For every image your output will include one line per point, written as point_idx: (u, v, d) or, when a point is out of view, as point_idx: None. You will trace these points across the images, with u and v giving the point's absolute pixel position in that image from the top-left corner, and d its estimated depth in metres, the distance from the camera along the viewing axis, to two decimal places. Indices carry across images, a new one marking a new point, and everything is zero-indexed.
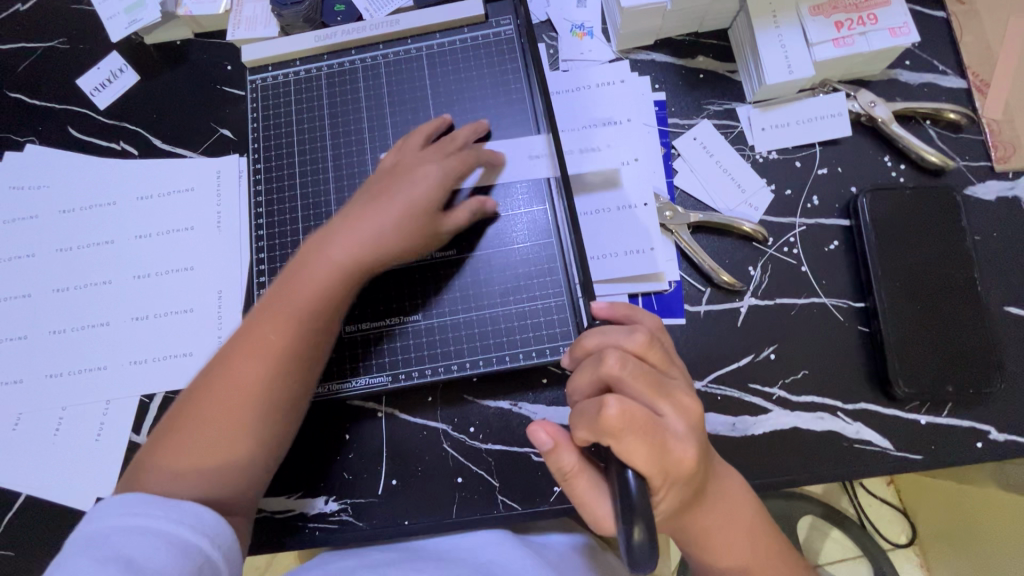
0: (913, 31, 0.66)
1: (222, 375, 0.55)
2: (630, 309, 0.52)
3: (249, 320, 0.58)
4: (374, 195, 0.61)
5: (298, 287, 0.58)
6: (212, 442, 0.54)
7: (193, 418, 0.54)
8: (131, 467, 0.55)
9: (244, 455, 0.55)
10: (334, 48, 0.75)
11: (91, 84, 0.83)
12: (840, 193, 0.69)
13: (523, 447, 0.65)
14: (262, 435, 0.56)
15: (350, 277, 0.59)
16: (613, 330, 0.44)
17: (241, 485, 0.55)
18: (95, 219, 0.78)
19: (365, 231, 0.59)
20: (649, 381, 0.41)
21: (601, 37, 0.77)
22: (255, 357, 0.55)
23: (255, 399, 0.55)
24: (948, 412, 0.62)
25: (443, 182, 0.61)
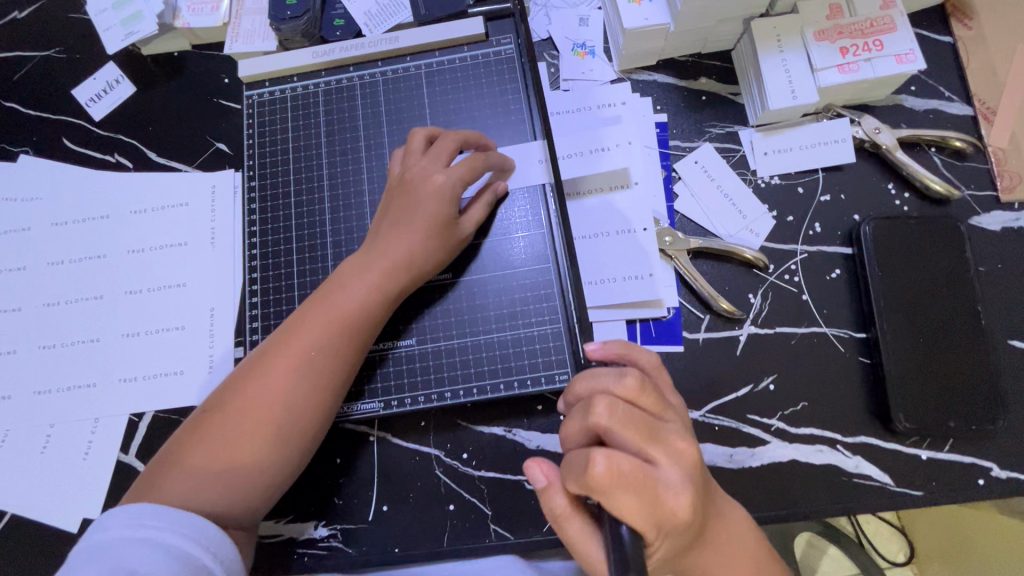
0: (920, 58, 0.65)
1: (250, 395, 0.57)
2: (625, 345, 0.50)
3: (277, 340, 0.60)
4: (392, 216, 0.62)
5: (326, 314, 0.59)
6: (232, 453, 0.56)
7: (216, 428, 0.56)
8: (148, 475, 0.56)
9: (261, 475, 0.57)
10: (333, 64, 0.74)
11: (86, 95, 0.82)
12: (842, 220, 0.68)
13: (517, 474, 0.64)
14: (280, 457, 0.57)
15: (376, 306, 0.61)
16: (603, 373, 0.42)
17: (253, 503, 0.57)
18: (88, 233, 0.77)
19: (388, 254, 0.61)
20: (641, 431, 0.39)
21: (603, 57, 0.76)
22: (284, 380, 0.58)
23: (278, 422, 0.57)
24: (949, 448, 0.61)
25: (453, 195, 0.61)
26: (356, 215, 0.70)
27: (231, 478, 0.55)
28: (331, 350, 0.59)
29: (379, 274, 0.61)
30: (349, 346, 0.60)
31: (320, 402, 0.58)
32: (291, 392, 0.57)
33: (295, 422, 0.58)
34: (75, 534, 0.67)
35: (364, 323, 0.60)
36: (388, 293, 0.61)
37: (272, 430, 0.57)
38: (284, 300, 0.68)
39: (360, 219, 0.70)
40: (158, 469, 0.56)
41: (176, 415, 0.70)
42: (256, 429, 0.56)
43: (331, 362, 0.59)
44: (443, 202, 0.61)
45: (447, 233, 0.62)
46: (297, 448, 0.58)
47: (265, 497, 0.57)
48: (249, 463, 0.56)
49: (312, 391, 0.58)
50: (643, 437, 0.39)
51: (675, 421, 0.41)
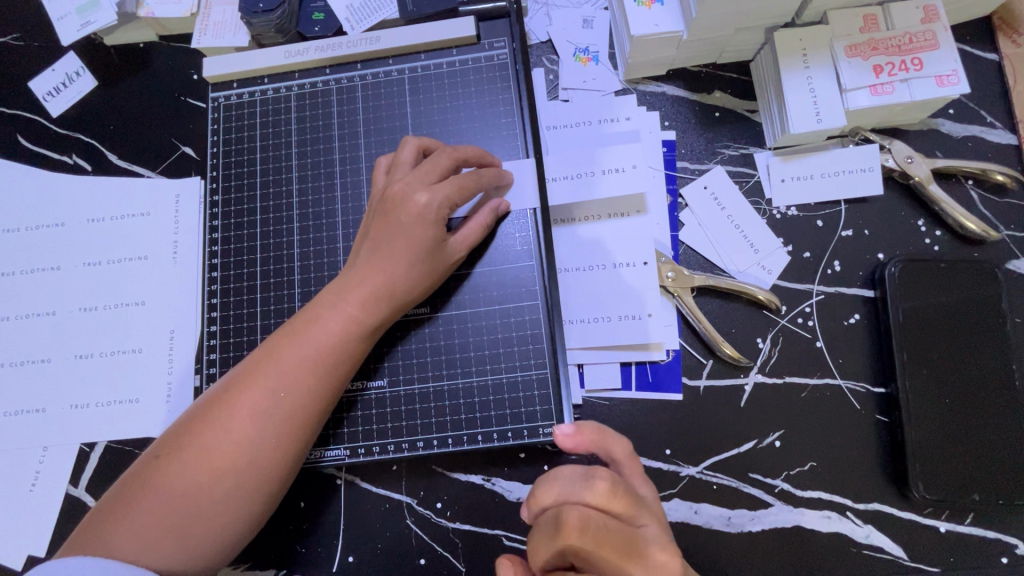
0: (963, 81, 0.58)
1: (207, 439, 0.50)
2: (599, 432, 0.46)
3: (241, 376, 0.53)
4: (372, 239, 0.56)
5: (297, 348, 0.53)
6: (184, 505, 0.49)
7: (170, 472, 0.50)
8: (92, 522, 0.50)
9: (218, 530, 0.50)
10: (308, 66, 0.67)
11: (42, 88, 0.75)
12: (864, 259, 0.62)
13: (494, 528, 0.59)
14: (240, 510, 0.51)
15: (353, 340, 0.54)
16: (569, 476, 0.40)
17: (210, 560, 0.50)
18: (41, 241, 0.71)
19: (368, 282, 0.54)
20: (615, 544, 0.37)
21: (607, 64, 0.68)
22: (247, 423, 0.51)
23: (239, 469, 0.50)
24: (971, 520, 0.56)
25: (438, 219, 0.54)
26: (328, 236, 0.63)
27: (186, 533, 0.49)
28: (304, 389, 0.52)
29: (360, 305, 0.54)
30: (325, 385, 0.53)
31: (287, 450, 0.52)
32: (258, 436, 0.51)
33: (261, 470, 0.51)
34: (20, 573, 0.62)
35: (341, 360, 0.54)
36: (367, 326, 0.54)
37: (233, 478, 0.50)
38: (246, 329, 0.62)
39: (332, 242, 0.63)
40: (102, 518, 0.49)
41: (129, 446, 0.65)
42: (216, 478, 0.50)
43: (304, 402, 0.53)
44: (427, 227, 0.54)
45: (432, 259, 0.55)
46: (262, 498, 0.52)
47: (225, 550, 0.52)
48: (208, 514, 0.50)
49: (282, 435, 0.52)
50: (619, 553, 0.37)
51: (649, 525, 0.39)
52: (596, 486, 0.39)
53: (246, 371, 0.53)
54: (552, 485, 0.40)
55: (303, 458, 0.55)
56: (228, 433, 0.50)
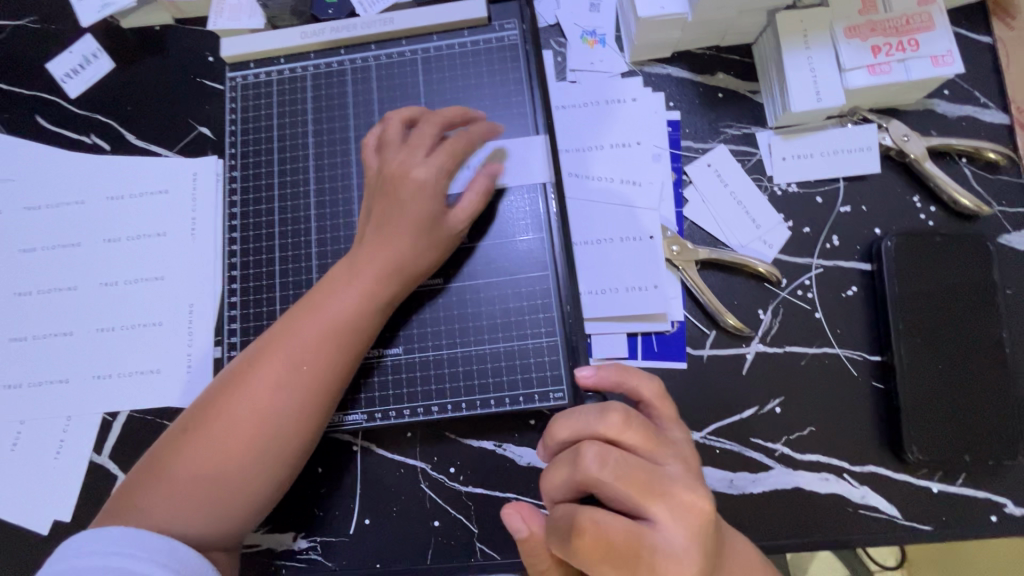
0: (958, 61, 0.60)
1: (230, 411, 0.53)
2: (622, 370, 0.49)
3: (260, 352, 0.55)
4: (376, 215, 0.58)
5: (313, 322, 0.55)
6: (210, 474, 0.51)
7: (197, 444, 0.52)
8: (123, 494, 0.52)
9: (244, 497, 0.52)
10: (324, 46, 0.69)
11: (60, 69, 0.77)
12: (862, 234, 0.64)
13: (506, 491, 0.61)
14: (264, 477, 0.53)
15: (366, 313, 0.56)
16: (586, 412, 0.44)
17: (238, 526, 0.53)
18: (62, 219, 0.73)
19: (377, 257, 0.56)
20: (631, 477, 0.40)
21: (614, 46, 0.70)
22: (267, 395, 0.53)
23: (262, 439, 0.52)
24: (962, 481, 0.58)
25: (435, 190, 0.57)
26: (344, 211, 0.65)
27: (214, 499, 0.51)
28: (324, 363, 0.54)
29: (372, 280, 0.56)
30: (342, 358, 0.55)
31: (307, 420, 0.54)
32: (281, 407, 0.53)
33: (283, 440, 0.53)
34: (46, 538, 0.64)
35: (357, 333, 0.56)
36: (380, 300, 0.56)
37: (257, 447, 0.52)
38: (265, 301, 0.65)
39: (347, 217, 0.65)
40: (133, 489, 0.52)
41: (151, 416, 0.67)
42: (240, 448, 0.52)
43: (322, 375, 0.54)
44: (425, 200, 0.57)
45: (434, 229, 0.57)
46: (286, 466, 0.54)
47: (252, 516, 0.54)
48: (236, 482, 0.52)
49: (304, 406, 0.54)
50: (637, 483, 0.40)
51: (671, 464, 0.42)
52: (610, 419, 0.43)
53: (266, 346, 0.55)
54: (569, 420, 0.44)
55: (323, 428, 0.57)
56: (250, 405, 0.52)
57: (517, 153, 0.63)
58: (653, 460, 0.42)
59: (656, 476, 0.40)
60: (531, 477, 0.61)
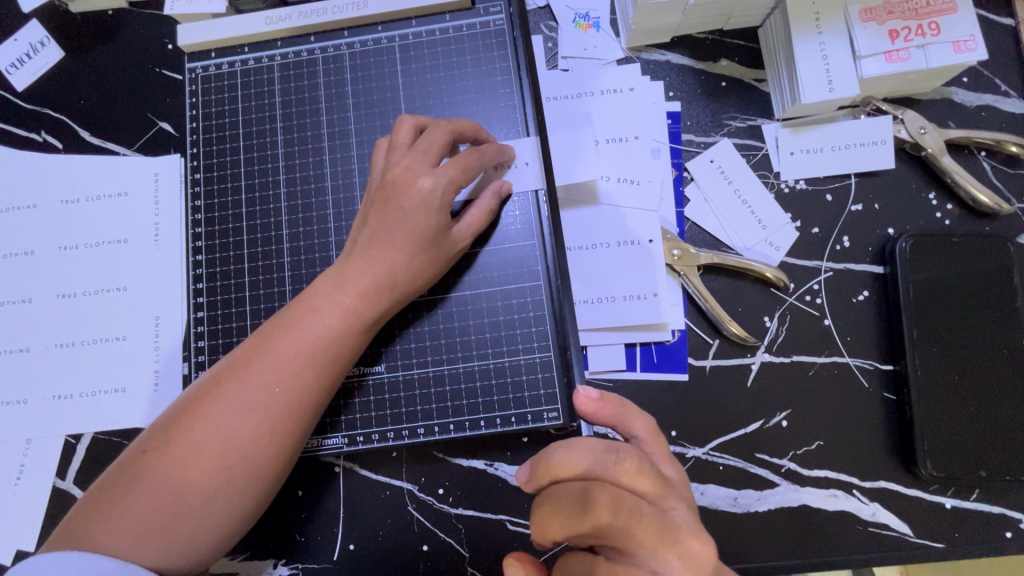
0: (981, 47, 0.55)
1: (200, 434, 0.49)
2: (621, 406, 0.44)
3: (235, 369, 0.51)
4: (372, 226, 0.53)
5: (293, 342, 0.50)
6: (177, 500, 0.47)
7: (163, 467, 0.48)
8: (80, 514, 0.48)
9: (211, 527, 0.49)
10: (291, 33, 0.63)
11: (5, 59, 0.70)
12: (874, 234, 0.60)
13: (498, 513, 0.58)
14: (235, 506, 0.49)
15: (351, 333, 0.52)
16: (592, 450, 0.38)
17: (204, 555, 0.49)
18: (12, 225, 0.67)
19: (365, 272, 0.51)
20: (637, 521, 0.36)
21: (608, 31, 0.65)
22: (242, 418, 0.49)
23: (233, 466, 0.49)
24: (976, 496, 0.55)
25: (442, 204, 0.52)
26: (318, 216, 0.60)
27: (179, 529, 0.47)
28: (301, 385, 0.50)
29: (357, 298, 0.51)
30: (321, 381, 0.51)
31: (283, 446, 0.50)
32: (251, 434, 0.49)
33: (256, 468, 0.49)
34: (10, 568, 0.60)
35: (339, 355, 0.52)
36: (366, 317, 0.52)
37: (227, 475, 0.48)
38: (235, 315, 0.60)
39: (322, 222, 0.60)
40: (91, 512, 0.47)
41: (117, 438, 0.62)
42: (209, 474, 0.48)
43: (300, 397, 0.50)
44: (429, 214, 0.51)
45: (435, 248, 0.53)
46: (258, 493, 0.50)
47: (219, 545, 0.50)
48: (202, 512, 0.48)
49: (275, 433, 0.50)
50: (653, 535, 0.36)
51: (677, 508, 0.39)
52: (621, 462, 0.38)
53: (237, 366, 0.51)
54: (574, 453, 0.38)
55: (298, 453, 0.53)
56: (222, 429, 0.48)
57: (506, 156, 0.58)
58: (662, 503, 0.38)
59: (666, 526, 0.37)
60: (524, 498, 0.58)
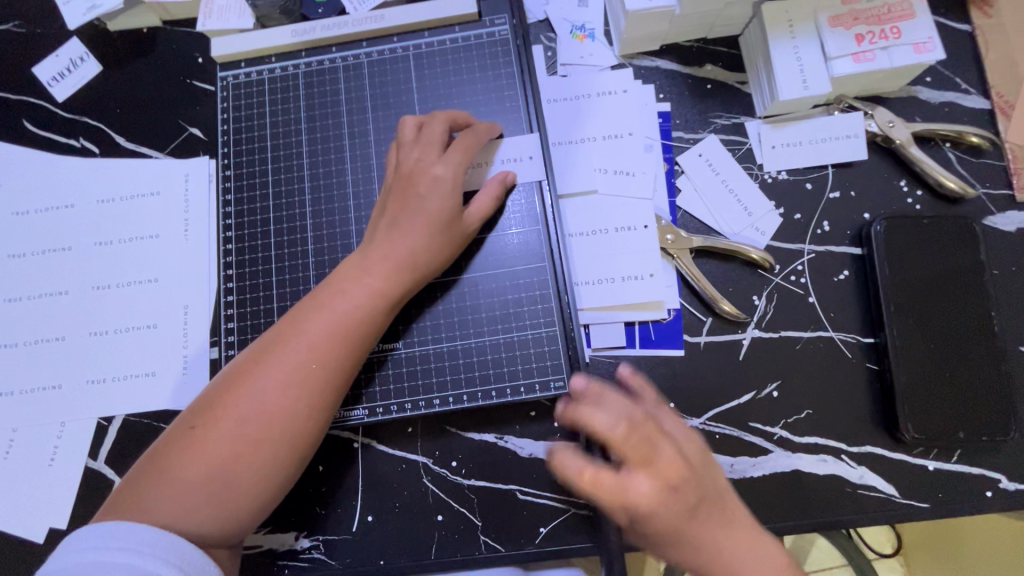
0: (939, 48, 0.61)
1: (239, 409, 0.52)
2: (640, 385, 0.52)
3: (270, 348, 0.55)
4: (391, 213, 0.58)
5: (323, 322, 0.55)
6: (220, 471, 0.51)
7: (206, 441, 0.52)
8: (128, 487, 0.51)
9: (252, 495, 0.52)
10: (314, 44, 0.69)
11: (47, 73, 0.76)
12: (852, 218, 0.65)
13: (508, 483, 0.61)
14: (274, 475, 0.53)
15: (376, 312, 0.56)
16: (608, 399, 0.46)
17: (246, 523, 0.53)
18: (51, 223, 0.72)
19: (387, 254, 0.56)
20: (636, 452, 0.44)
21: (603, 41, 0.71)
22: (280, 393, 0.53)
23: (272, 437, 0.52)
24: (956, 458, 0.59)
25: (455, 187, 0.58)
26: (339, 208, 0.66)
27: (225, 497, 0.51)
28: (331, 360, 0.54)
29: (381, 280, 0.56)
30: (350, 357, 0.55)
31: (316, 418, 0.54)
32: (285, 407, 0.53)
33: (292, 439, 0.53)
34: (43, 545, 0.63)
35: (365, 332, 0.56)
36: (390, 297, 0.56)
37: (267, 445, 0.52)
38: (263, 298, 0.64)
39: (343, 213, 0.65)
40: (139, 483, 0.51)
41: (147, 419, 0.66)
42: (250, 445, 0.52)
43: (331, 372, 0.54)
44: (445, 194, 0.57)
45: (451, 229, 0.58)
46: (293, 464, 0.54)
47: (260, 513, 0.54)
48: (245, 480, 0.52)
49: (309, 406, 0.54)
50: (636, 455, 0.44)
51: (667, 446, 0.46)
52: (627, 408, 0.46)
53: (272, 345, 0.55)
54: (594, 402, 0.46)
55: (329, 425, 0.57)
56: (261, 403, 0.52)
57: (510, 156, 0.64)
58: (667, 441, 0.46)
59: (652, 454, 0.45)
60: (533, 468, 0.61)
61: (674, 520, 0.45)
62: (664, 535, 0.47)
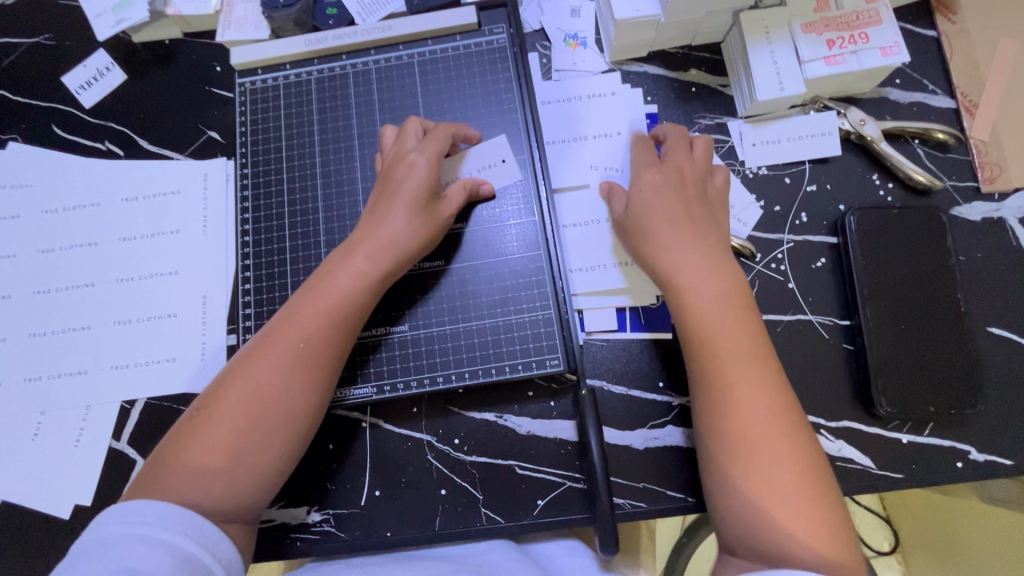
0: (904, 51, 0.66)
1: (240, 389, 0.56)
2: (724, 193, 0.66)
3: (264, 334, 0.59)
4: (374, 202, 0.63)
5: (313, 302, 0.59)
6: (227, 447, 0.54)
7: (210, 421, 0.54)
8: (141, 475, 0.53)
9: (258, 468, 0.55)
10: (326, 53, 0.74)
11: (76, 82, 0.81)
12: (828, 210, 0.70)
13: (507, 458, 0.65)
14: (277, 448, 0.56)
15: (364, 293, 0.60)
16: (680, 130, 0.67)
17: (254, 499, 0.55)
18: (78, 220, 0.77)
19: (372, 241, 0.61)
20: (677, 138, 0.65)
21: (594, 48, 0.76)
22: (276, 369, 0.57)
23: (273, 410, 0.56)
24: (929, 432, 0.63)
25: (429, 171, 0.62)
26: (349, 202, 0.70)
27: (233, 471, 0.54)
28: (323, 337, 0.58)
29: (368, 264, 0.60)
30: (341, 334, 0.59)
31: (312, 391, 0.58)
32: (282, 381, 0.56)
33: (292, 411, 0.56)
34: (69, 521, 0.67)
35: (354, 312, 0.60)
36: (376, 279, 0.61)
37: (268, 419, 0.55)
38: (278, 286, 0.69)
39: (353, 207, 0.70)
40: (150, 469, 0.53)
41: (168, 402, 0.70)
42: (252, 421, 0.55)
43: (324, 348, 0.58)
44: (421, 178, 0.62)
45: (427, 212, 0.62)
46: (295, 437, 0.57)
47: (267, 489, 0.56)
48: (249, 454, 0.54)
49: (305, 380, 0.57)
50: (678, 142, 0.65)
51: (704, 181, 0.63)
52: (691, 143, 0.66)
53: (268, 332, 0.59)
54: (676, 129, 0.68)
55: (326, 404, 0.60)
56: (260, 381, 0.56)
57: (491, 154, 0.68)
58: (705, 179, 0.63)
59: (687, 168, 0.63)
60: (531, 445, 0.65)
61: (686, 240, 0.59)
62: (670, 275, 0.58)
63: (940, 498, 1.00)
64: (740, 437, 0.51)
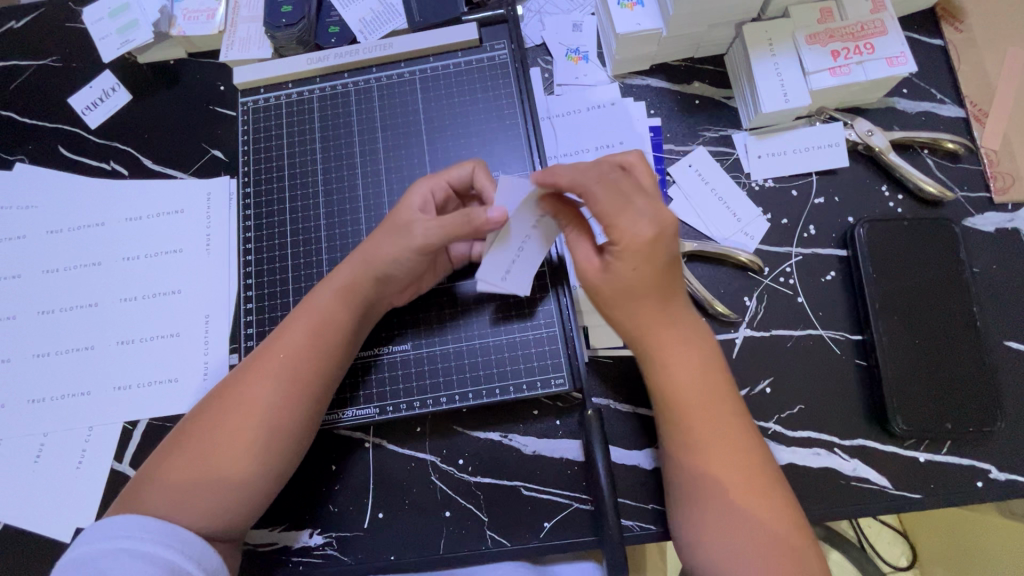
0: (911, 61, 0.65)
1: (224, 406, 0.55)
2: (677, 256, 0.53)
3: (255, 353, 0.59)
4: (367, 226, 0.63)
5: (292, 327, 0.58)
6: (208, 465, 0.53)
7: (195, 436, 0.54)
8: (133, 485, 0.55)
9: (237, 487, 0.53)
10: (327, 71, 0.74)
11: (82, 103, 0.82)
12: (837, 222, 0.69)
13: (512, 479, 0.64)
14: (257, 468, 0.54)
15: (348, 307, 0.59)
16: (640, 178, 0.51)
17: (239, 516, 0.54)
18: (82, 240, 0.77)
19: (357, 254, 0.60)
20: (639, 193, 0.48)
21: (596, 62, 0.76)
22: (258, 386, 0.55)
23: (253, 428, 0.54)
24: (947, 450, 0.61)
25: (419, 196, 0.59)
26: (351, 221, 0.70)
27: (213, 488, 0.53)
28: (308, 352, 0.57)
29: (352, 278, 0.59)
30: (326, 351, 0.58)
31: (295, 409, 0.56)
32: (263, 398, 0.55)
33: (273, 429, 0.55)
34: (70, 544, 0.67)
35: (338, 327, 0.58)
36: (361, 293, 0.59)
37: (248, 436, 0.54)
38: (281, 305, 0.69)
39: (355, 224, 0.70)
40: (142, 481, 0.54)
41: (170, 423, 0.70)
42: (234, 437, 0.54)
43: (306, 365, 0.57)
44: (408, 203, 0.59)
45: (399, 227, 0.58)
46: (279, 456, 0.55)
47: (253, 507, 0.55)
48: (227, 471, 0.53)
49: (287, 398, 0.56)
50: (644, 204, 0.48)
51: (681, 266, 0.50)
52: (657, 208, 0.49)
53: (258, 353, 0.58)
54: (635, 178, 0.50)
55: (315, 422, 0.58)
56: (242, 398, 0.55)
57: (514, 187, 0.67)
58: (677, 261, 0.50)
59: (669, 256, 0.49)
60: (536, 465, 0.64)
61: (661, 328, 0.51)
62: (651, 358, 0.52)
63: (957, 515, 0.97)
64: (708, 496, 0.51)
